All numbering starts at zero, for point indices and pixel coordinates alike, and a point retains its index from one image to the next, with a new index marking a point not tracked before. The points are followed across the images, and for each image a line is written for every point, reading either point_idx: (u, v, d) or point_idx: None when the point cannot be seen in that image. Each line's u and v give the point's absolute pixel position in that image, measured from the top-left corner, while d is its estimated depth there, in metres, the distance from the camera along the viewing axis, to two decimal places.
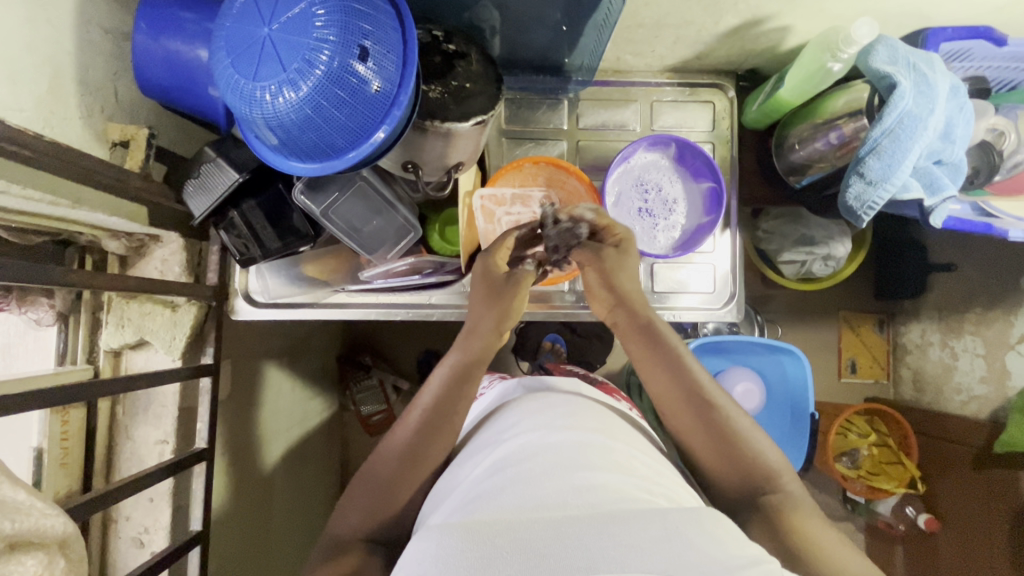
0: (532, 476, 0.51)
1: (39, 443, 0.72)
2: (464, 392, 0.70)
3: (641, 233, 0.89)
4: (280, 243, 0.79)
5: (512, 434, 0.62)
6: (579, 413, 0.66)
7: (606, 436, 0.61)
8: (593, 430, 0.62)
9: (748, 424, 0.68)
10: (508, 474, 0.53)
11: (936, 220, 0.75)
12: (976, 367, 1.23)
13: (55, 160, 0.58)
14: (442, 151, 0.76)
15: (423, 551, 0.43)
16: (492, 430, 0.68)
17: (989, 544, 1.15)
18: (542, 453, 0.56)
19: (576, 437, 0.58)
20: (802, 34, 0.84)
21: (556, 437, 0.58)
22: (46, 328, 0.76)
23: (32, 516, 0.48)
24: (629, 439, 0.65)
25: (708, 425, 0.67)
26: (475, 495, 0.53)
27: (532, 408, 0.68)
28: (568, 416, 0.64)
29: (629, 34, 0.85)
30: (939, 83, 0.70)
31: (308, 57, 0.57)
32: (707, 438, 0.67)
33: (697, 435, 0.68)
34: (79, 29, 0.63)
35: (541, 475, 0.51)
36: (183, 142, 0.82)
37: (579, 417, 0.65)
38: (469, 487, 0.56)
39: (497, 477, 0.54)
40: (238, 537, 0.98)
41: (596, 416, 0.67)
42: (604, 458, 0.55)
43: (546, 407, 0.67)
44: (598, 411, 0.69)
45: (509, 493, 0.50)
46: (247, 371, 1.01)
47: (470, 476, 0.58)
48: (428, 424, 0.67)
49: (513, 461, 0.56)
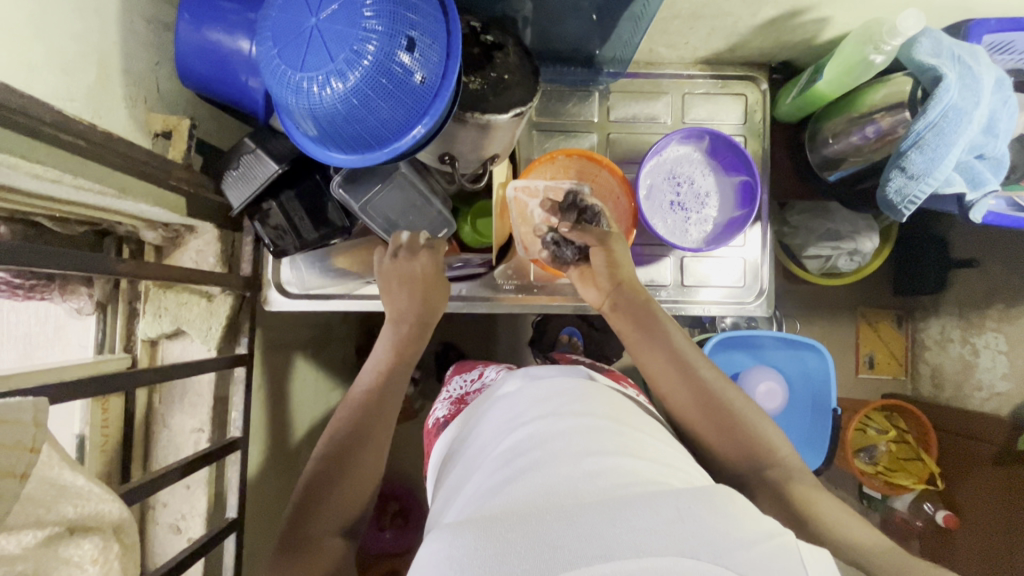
0: (544, 463, 0.52)
1: (81, 430, 0.73)
2: (393, 380, 0.76)
3: (672, 226, 0.88)
4: (317, 234, 0.79)
5: (524, 420, 0.62)
6: (586, 397, 0.66)
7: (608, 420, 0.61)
8: (598, 415, 0.61)
9: (740, 400, 0.72)
10: (518, 462, 0.53)
11: (976, 215, 0.75)
12: (998, 364, 1.22)
13: (105, 150, 0.58)
14: (478, 143, 0.76)
15: (435, 555, 0.43)
16: (497, 421, 0.67)
17: (1007, 541, 1.15)
18: (556, 438, 0.55)
19: (584, 422, 0.58)
20: (841, 25, 0.83)
21: (566, 423, 0.58)
22: (86, 317, 0.77)
23: (90, 501, 0.49)
24: (639, 423, 0.64)
25: (703, 404, 0.70)
26: (489, 486, 0.52)
27: (537, 396, 0.67)
28: (574, 401, 0.64)
29: (663, 26, 0.85)
30: (985, 75, 0.70)
31: (356, 47, 0.57)
32: (702, 415, 0.70)
33: (692, 409, 0.70)
34: (124, 19, 0.63)
35: (554, 464, 0.51)
36: (219, 133, 0.83)
37: (583, 401, 0.64)
38: (481, 480, 0.55)
39: (508, 466, 0.54)
40: (266, 526, 0.99)
41: (604, 400, 0.67)
42: (614, 443, 0.55)
43: (549, 395, 0.67)
44: (604, 396, 0.68)
45: (524, 480, 0.50)
46: (274, 362, 1.02)
47: (485, 464, 0.58)
48: (367, 413, 0.73)
49: (523, 450, 0.55)
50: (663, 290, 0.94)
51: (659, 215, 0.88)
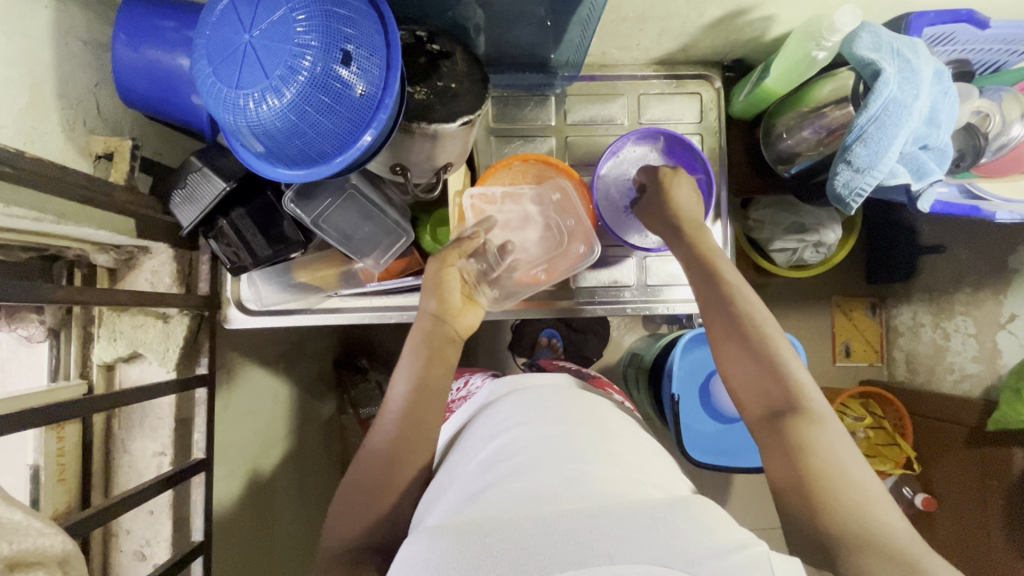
0: (524, 468, 0.52)
1: (36, 460, 0.71)
2: (430, 402, 0.68)
3: (631, 228, 0.89)
4: (270, 251, 0.78)
5: (507, 425, 0.62)
6: (571, 405, 0.67)
7: (594, 430, 0.61)
8: (585, 424, 0.62)
9: (781, 337, 0.66)
10: (500, 467, 0.54)
11: (924, 204, 0.76)
12: (967, 347, 1.24)
13: (39, 176, 0.57)
14: (430, 153, 0.76)
15: (412, 555, 0.43)
16: (481, 425, 0.67)
17: (981, 522, 1.17)
18: (536, 446, 0.56)
19: (567, 432, 0.59)
20: (787, 23, 0.84)
21: (547, 431, 0.59)
22: (38, 345, 0.75)
23: (28, 537, 0.48)
24: (617, 427, 0.65)
25: (742, 346, 0.65)
26: (470, 491, 0.53)
27: (525, 402, 0.67)
28: (559, 409, 0.65)
29: (614, 28, 0.85)
30: (923, 68, 0.71)
31: (290, 63, 0.56)
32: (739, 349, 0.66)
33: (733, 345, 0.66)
34: (57, 42, 0.63)
35: (536, 470, 0.51)
36: (168, 152, 0.82)
37: (566, 408, 0.65)
38: (462, 484, 0.55)
39: (490, 471, 0.54)
40: (239, 546, 0.97)
41: (586, 406, 0.67)
42: (597, 451, 0.56)
43: (536, 402, 0.67)
44: (587, 402, 0.69)
45: (505, 486, 0.50)
46: (240, 380, 1.01)
47: (466, 469, 0.58)
48: (412, 417, 0.67)
49: (503, 455, 0.56)
50: (627, 291, 0.95)
51: (618, 217, 0.89)
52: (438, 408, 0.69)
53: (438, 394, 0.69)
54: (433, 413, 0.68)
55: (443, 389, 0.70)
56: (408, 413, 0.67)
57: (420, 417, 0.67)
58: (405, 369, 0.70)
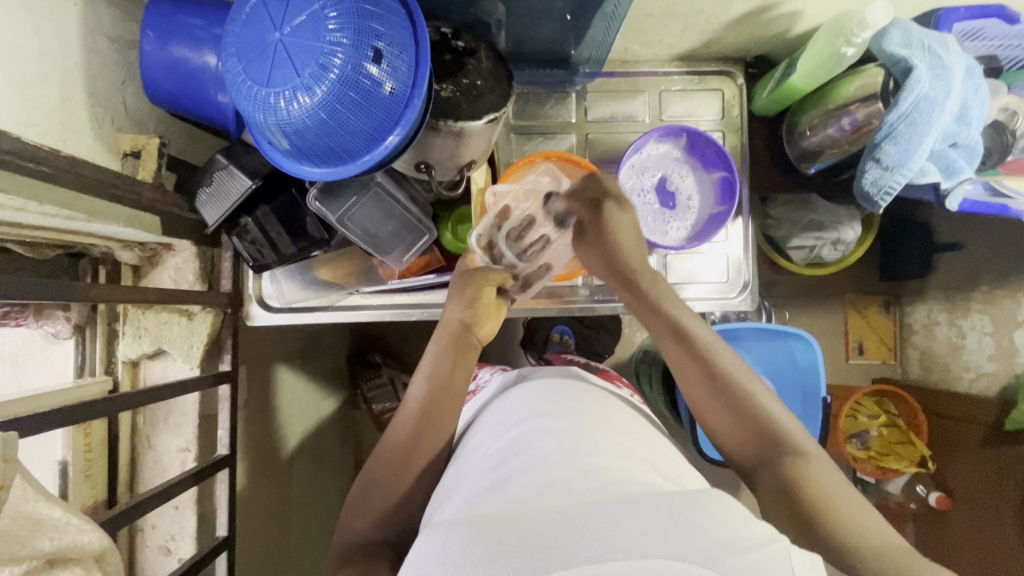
0: (537, 465, 0.52)
1: (64, 457, 0.72)
2: (449, 401, 0.69)
3: (652, 227, 0.88)
4: (295, 249, 0.78)
5: (517, 422, 0.62)
6: (581, 400, 0.66)
7: (603, 424, 0.60)
8: (595, 418, 0.61)
9: (764, 393, 0.68)
10: (510, 464, 0.53)
11: (952, 203, 0.76)
12: (984, 345, 1.23)
13: (71, 175, 0.57)
14: (454, 151, 0.75)
15: (428, 548, 0.43)
16: (489, 422, 0.67)
17: (998, 523, 1.16)
18: (550, 443, 0.55)
19: (579, 427, 0.58)
20: (813, 18, 0.83)
21: (560, 428, 0.58)
22: (65, 341, 0.76)
23: (68, 533, 0.49)
24: (627, 422, 0.65)
25: (721, 397, 0.67)
26: (482, 487, 0.52)
27: (531, 398, 0.67)
28: (568, 404, 0.64)
29: (637, 25, 0.84)
30: (955, 65, 0.70)
31: (321, 61, 0.56)
32: (710, 393, 0.68)
33: (699, 387, 0.69)
34: (86, 39, 0.63)
35: (549, 465, 0.51)
36: (192, 149, 0.82)
37: (574, 403, 0.65)
38: (475, 481, 0.55)
39: (502, 468, 0.53)
40: (259, 540, 0.98)
41: (596, 402, 0.67)
42: (609, 446, 0.55)
43: (544, 397, 0.66)
44: (597, 397, 0.69)
45: (518, 482, 0.50)
46: (260, 376, 1.01)
47: (477, 465, 0.58)
48: (428, 411, 0.67)
49: (516, 451, 0.55)
50: None
51: (639, 215, 0.88)
52: (456, 402, 0.70)
53: (457, 392, 0.70)
54: (449, 408, 0.69)
55: (459, 390, 0.70)
56: (425, 410, 0.67)
57: (437, 411, 0.68)
58: (428, 367, 0.71)
